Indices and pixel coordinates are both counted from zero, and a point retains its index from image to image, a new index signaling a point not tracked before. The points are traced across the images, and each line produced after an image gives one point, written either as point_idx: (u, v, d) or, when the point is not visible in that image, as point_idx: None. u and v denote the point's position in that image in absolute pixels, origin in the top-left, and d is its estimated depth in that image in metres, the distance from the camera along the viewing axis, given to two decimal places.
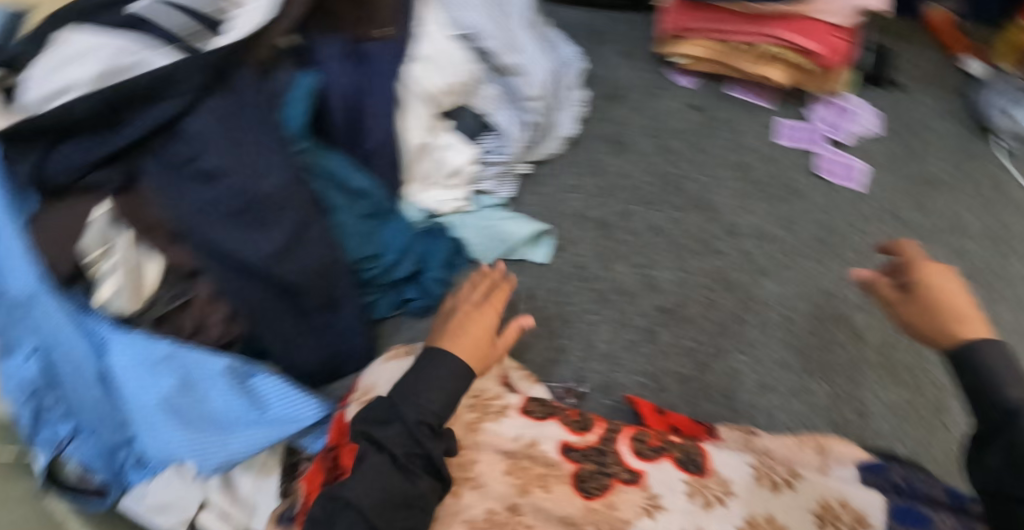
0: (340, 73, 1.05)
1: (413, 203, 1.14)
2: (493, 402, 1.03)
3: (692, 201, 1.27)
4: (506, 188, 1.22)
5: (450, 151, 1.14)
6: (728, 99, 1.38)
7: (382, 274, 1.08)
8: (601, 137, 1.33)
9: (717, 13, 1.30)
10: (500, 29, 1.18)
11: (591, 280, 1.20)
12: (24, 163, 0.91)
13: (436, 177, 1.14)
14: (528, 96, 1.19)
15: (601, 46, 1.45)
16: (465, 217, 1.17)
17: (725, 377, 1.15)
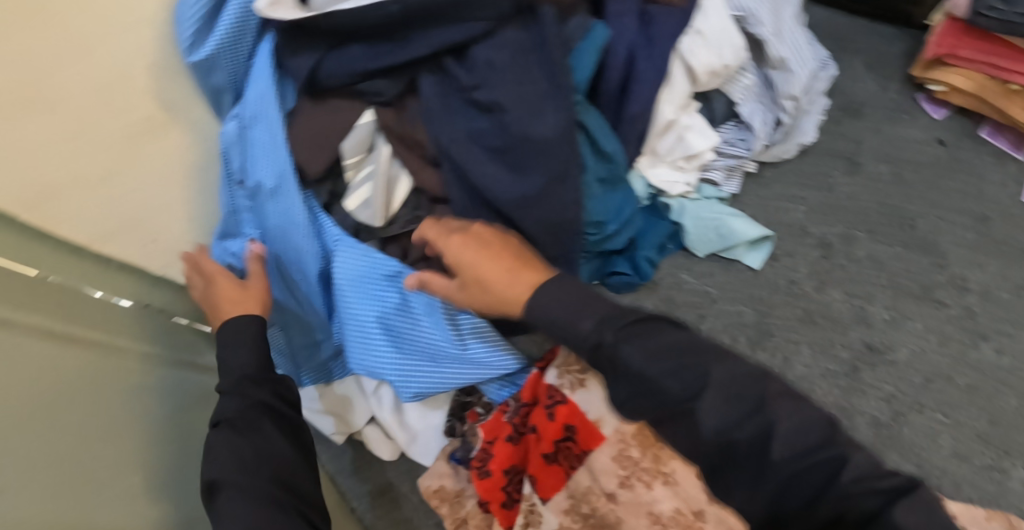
0: (625, 31, 1.00)
1: (640, 176, 1.10)
2: None
3: (921, 242, 1.19)
4: (732, 183, 1.18)
5: (696, 134, 1.07)
6: (978, 141, 1.26)
7: (601, 242, 1.06)
8: (835, 152, 1.26)
9: (996, 45, 1.18)
10: (776, 17, 1.10)
11: (800, 297, 1.15)
12: (304, 58, 0.88)
13: (672, 157, 1.09)
14: (785, 95, 1.13)
15: (849, 56, 1.36)
16: (686, 203, 1.14)
17: (922, 436, 1.07)
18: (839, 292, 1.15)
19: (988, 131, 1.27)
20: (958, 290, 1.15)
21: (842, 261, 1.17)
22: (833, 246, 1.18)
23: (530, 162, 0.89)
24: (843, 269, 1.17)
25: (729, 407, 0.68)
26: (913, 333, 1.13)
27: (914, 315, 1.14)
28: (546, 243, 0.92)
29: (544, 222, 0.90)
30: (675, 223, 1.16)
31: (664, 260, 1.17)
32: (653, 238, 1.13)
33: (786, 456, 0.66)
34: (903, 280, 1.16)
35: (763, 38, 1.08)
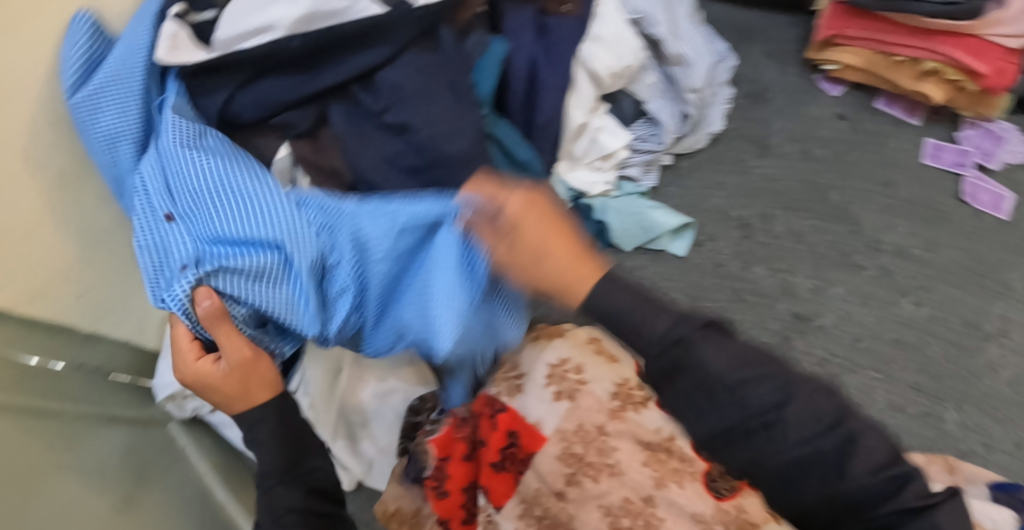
0: (526, 43, 1.05)
1: (562, 180, 1.14)
2: (636, 393, 1.01)
3: (836, 211, 1.25)
4: (650, 177, 1.23)
5: (608, 134, 1.13)
6: (877, 112, 1.34)
7: None
8: (745, 137, 1.32)
9: (883, 23, 1.26)
10: (669, 16, 1.16)
11: (730, 277, 1.20)
12: (213, 99, 0.89)
13: (589, 158, 1.14)
14: (687, 89, 1.18)
15: (748, 45, 1.43)
16: (608, 202, 1.17)
17: (858, 393, 1.14)
18: (766, 268, 1.21)
19: (883, 102, 1.34)
20: (874, 252, 1.23)
21: (764, 239, 1.23)
22: (753, 226, 1.24)
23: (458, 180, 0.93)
24: (766, 246, 1.22)
25: (816, 424, 0.66)
26: (836, 298, 1.20)
27: (834, 279, 1.21)
28: None
29: None
30: (598, 222, 1.18)
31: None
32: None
33: (863, 471, 0.65)
34: (821, 249, 1.23)
35: (658, 37, 1.14)
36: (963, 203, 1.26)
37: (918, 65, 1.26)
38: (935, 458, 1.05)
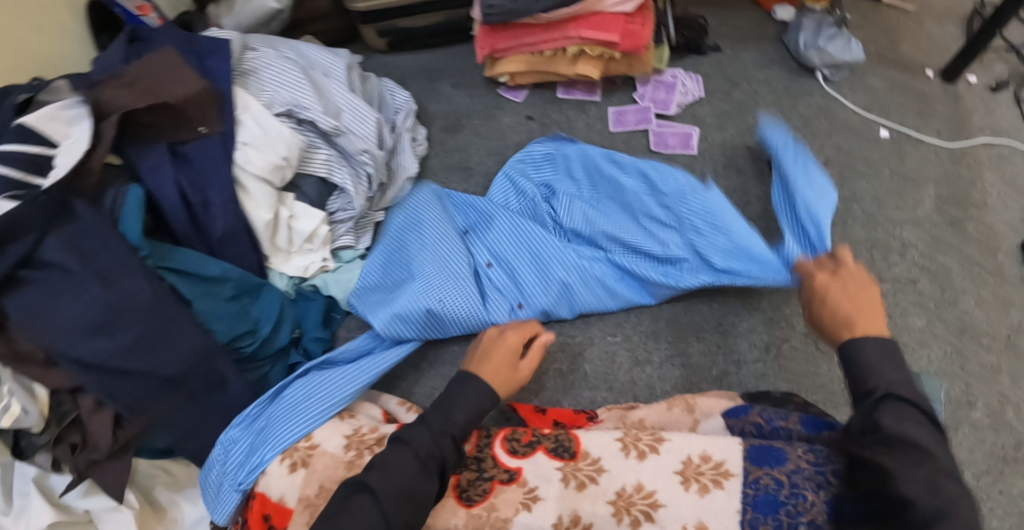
0: (166, 178, 1.11)
1: (280, 273, 1.23)
2: (369, 436, 1.06)
3: None
4: (366, 239, 1.30)
5: (302, 219, 1.21)
6: (563, 102, 1.43)
7: (263, 346, 1.18)
8: (445, 169, 1.39)
9: (522, 28, 1.31)
10: (320, 96, 1.26)
11: None
12: None
13: (296, 246, 1.23)
14: (357, 152, 1.26)
15: (435, 82, 1.49)
16: (326, 277, 1.25)
17: (601, 363, 1.19)
18: None
19: (564, 90, 1.44)
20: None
21: None
22: None
23: (121, 328, 1.04)
24: None
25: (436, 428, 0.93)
26: None
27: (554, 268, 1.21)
28: (194, 375, 1.10)
29: (178, 358, 1.08)
30: (329, 295, 1.27)
31: (338, 330, 1.26)
32: (313, 317, 1.24)
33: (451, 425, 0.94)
34: None
35: (312, 118, 1.23)
36: (655, 152, 1.35)
37: (567, 52, 1.33)
38: (674, 400, 1.10)
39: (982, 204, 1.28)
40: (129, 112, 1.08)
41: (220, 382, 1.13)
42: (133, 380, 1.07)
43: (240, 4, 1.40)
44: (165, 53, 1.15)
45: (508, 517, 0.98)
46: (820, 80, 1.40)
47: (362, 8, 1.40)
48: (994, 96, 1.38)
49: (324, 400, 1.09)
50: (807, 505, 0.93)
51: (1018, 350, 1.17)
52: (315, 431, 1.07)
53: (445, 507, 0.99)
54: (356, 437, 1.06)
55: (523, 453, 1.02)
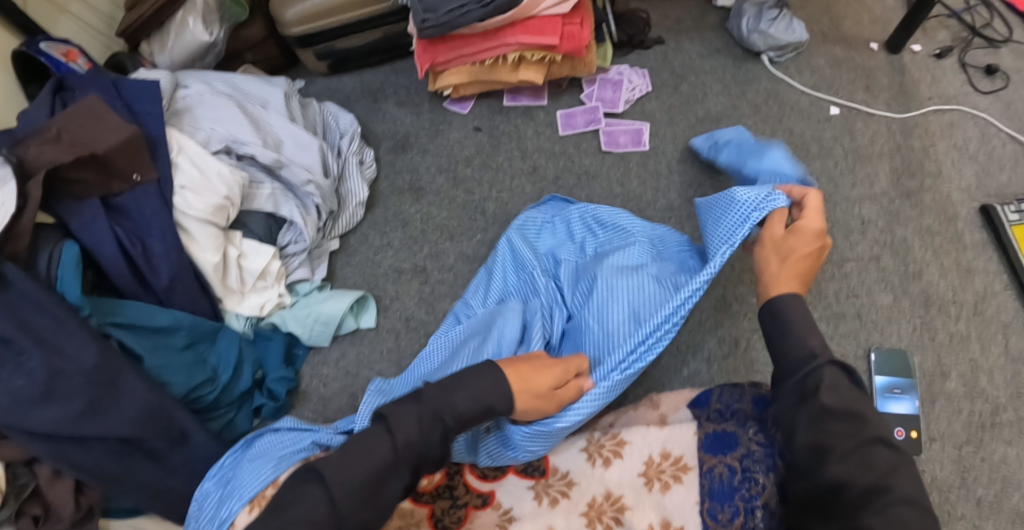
0: (103, 231, 1.07)
1: (235, 315, 1.21)
2: None
3: (496, 219, 1.32)
4: (319, 270, 1.29)
5: (252, 257, 1.19)
6: (510, 109, 1.41)
7: (223, 392, 1.16)
8: (397, 190, 1.37)
9: (459, 42, 1.28)
10: (258, 130, 1.24)
11: (421, 326, 1.26)
12: None
13: (249, 285, 1.20)
14: (303, 183, 1.24)
15: (378, 102, 1.46)
16: (285, 314, 1.23)
17: None
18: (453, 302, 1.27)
19: (510, 98, 1.41)
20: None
21: (441, 276, 1.29)
22: (428, 268, 1.30)
23: (67, 394, 0.99)
24: (446, 281, 1.28)
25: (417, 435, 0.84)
26: None
27: None
28: (150, 432, 1.06)
29: (132, 416, 1.04)
30: (290, 332, 1.24)
31: (302, 367, 1.26)
32: (274, 357, 1.22)
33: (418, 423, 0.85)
34: None
35: (251, 154, 1.21)
36: (607, 152, 1.34)
37: (508, 59, 1.31)
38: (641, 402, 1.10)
39: (937, 173, 1.27)
40: (55, 167, 1.03)
41: (183, 436, 1.10)
42: (87, 444, 1.03)
43: (171, 39, 1.33)
44: (89, 102, 1.10)
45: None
46: (767, 63, 1.39)
47: (296, 32, 1.35)
48: (939, 64, 1.37)
49: (289, 450, 1.06)
50: (761, 489, 0.92)
51: (986, 316, 1.17)
52: (281, 476, 1.02)
53: None
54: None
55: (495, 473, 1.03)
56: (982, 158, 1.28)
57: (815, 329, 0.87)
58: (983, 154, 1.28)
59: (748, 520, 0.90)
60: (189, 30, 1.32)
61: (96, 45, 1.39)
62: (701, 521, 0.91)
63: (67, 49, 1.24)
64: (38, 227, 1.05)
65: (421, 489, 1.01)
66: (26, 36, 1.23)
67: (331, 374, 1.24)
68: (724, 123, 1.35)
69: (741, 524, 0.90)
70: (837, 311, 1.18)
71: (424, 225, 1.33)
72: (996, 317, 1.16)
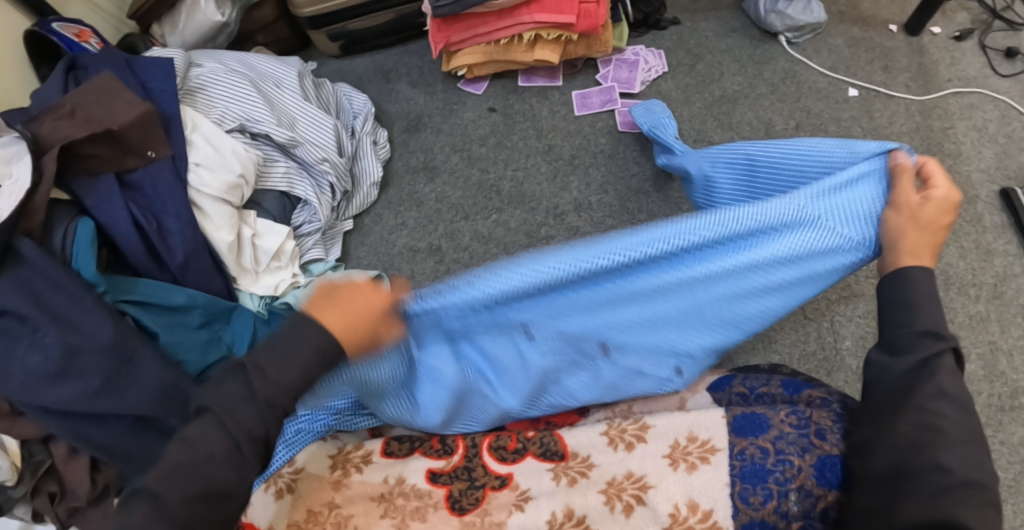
0: (118, 208, 1.06)
1: (249, 293, 1.20)
2: (355, 454, 1.05)
3: (510, 198, 1.31)
4: (333, 251, 1.28)
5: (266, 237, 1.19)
6: (524, 90, 1.40)
7: None
8: (410, 171, 1.36)
9: (473, 20, 1.27)
10: (272, 108, 1.23)
11: None
12: None
13: (263, 264, 1.20)
14: (317, 161, 1.24)
15: (391, 83, 1.45)
16: (299, 293, 1.22)
17: None
18: None
19: (525, 79, 1.40)
20: (558, 219, 1.28)
21: (455, 256, 1.28)
22: (442, 248, 1.29)
23: (82, 371, 0.99)
24: (460, 261, 1.28)
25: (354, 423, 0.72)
26: None
27: None
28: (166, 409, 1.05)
29: (148, 394, 1.03)
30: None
31: None
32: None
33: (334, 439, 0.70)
34: (511, 240, 1.28)
35: (266, 132, 1.20)
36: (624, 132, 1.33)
37: (523, 38, 1.30)
38: None
39: (957, 154, 1.26)
40: (70, 143, 1.02)
41: None
42: (102, 423, 1.03)
43: (183, 21, 1.33)
44: (103, 79, 1.09)
45: (502, 520, 0.97)
46: (784, 44, 1.38)
47: (309, 13, 1.34)
48: (959, 46, 1.36)
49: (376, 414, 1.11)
50: (795, 472, 0.90)
51: (1006, 298, 1.16)
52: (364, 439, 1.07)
53: (439, 516, 0.98)
54: (341, 457, 1.05)
55: (518, 455, 1.02)
56: (1002, 140, 1.27)
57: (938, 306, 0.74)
58: (1003, 136, 1.27)
59: (780, 503, 0.89)
60: (200, 9, 1.31)
61: (108, 27, 1.39)
62: (732, 504, 0.91)
63: (78, 29, 1.22)
64: (53, 204, 1.04)
65: (439, 470, 1.02)
66: (38, 17, 1.22)
67: None
68: (741, 103, 1.33)
69: (773, 508, 0.89)
70: (854, 292, 1.18)
71: (438, 205, 1.32)
72: (1015, 299, 1.15)
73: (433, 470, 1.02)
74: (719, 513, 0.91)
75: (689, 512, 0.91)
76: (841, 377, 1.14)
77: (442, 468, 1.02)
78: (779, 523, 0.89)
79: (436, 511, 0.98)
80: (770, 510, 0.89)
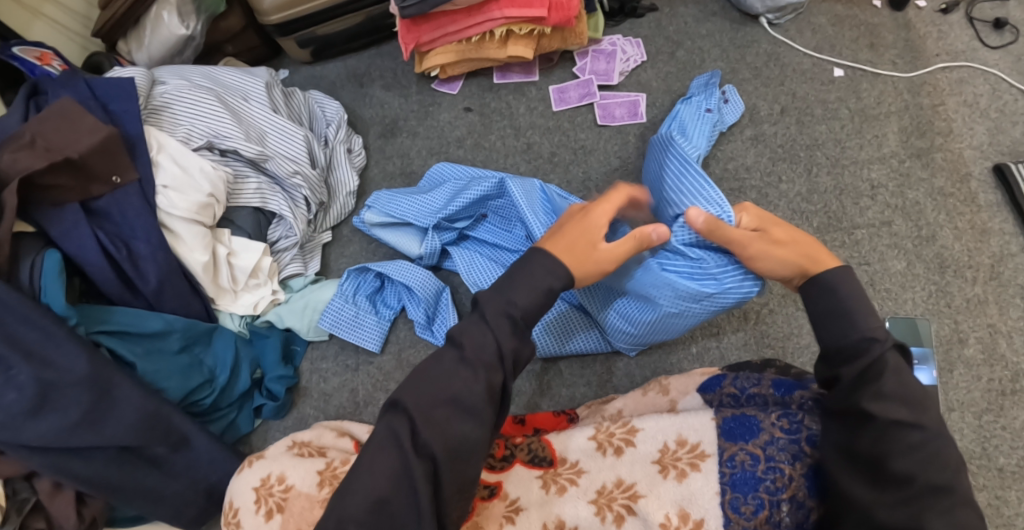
0: (86, 237, 1.03)
1: (229, 314, 1.18)
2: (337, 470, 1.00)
3: None
4: (312, 265, 1.26)
5: (242, 255, 1.16)
6: (501, 87, 1.36)
7: (222, 394, 1.13)
8: (388, 177, 1.32)
9: (441, 18, 1.23)
10: (239, 123, 1.20)
11: None
12: None
13: (241, 283, 1.17)
14: (289, 175, 1.21)
15: (365, 87, 1.41)
16: (280, 310, 1.20)
17: (576, 357, 1.17)
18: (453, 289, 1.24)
19: (500, 76, 1.36)
20: None
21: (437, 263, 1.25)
22: None
23: (61, 405, 0.97)
24: (444, 268, 1.25)
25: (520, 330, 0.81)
26: None
27: None
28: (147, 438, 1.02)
29: (128, 425, 1.01)
30: (286, 328, 1.22)
31: (300, 363, 1.23)
32: (271, 356, 1.19)
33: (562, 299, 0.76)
34: None
35: (235, 148, 1.18)
36: (603, 126, 1.29)
37: (495, 34, 1.26)
38: (649, 385, 1.07)
39: (948, 131, 1.22)
40: (30, 174, 0.99)
41: (186, 439, 1.07)
42: (84, 456, 1.01)
43: (148, 36, 1.29)
44: (62, 103, 1.06)
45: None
46: (765, 26, 1.33)
47: (275, 20, 1.30)
48: (946, 19, 1.31)
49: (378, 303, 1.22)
50: (786, 481, 0.88)
51: (1004, 279, 1.12)
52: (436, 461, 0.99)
53: None
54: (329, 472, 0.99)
55: (506, 462, 1.00)
56: (994, 114, 1.23)
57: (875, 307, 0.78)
58: (995, 111, 1.23)
59: (773, 512, 0.87)
60: (164, 24, 1.27)
61: (73, 47, 1.35)
62: (723, 513, 0.88)
63: (39, 53, 1.19)
64: (18, 237, 1.01)
65: None
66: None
67: (331, 368, 1.22)
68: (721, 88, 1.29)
69: (766, 517, 0.87)
70: None
71: None
72: (1013, 280, 1.12)
73: None
74: (710, 522, 0.88)
75: (680, 521, 0.88)
76: None
77: None
78: None
79: None
80: (762, 519, 0.87)
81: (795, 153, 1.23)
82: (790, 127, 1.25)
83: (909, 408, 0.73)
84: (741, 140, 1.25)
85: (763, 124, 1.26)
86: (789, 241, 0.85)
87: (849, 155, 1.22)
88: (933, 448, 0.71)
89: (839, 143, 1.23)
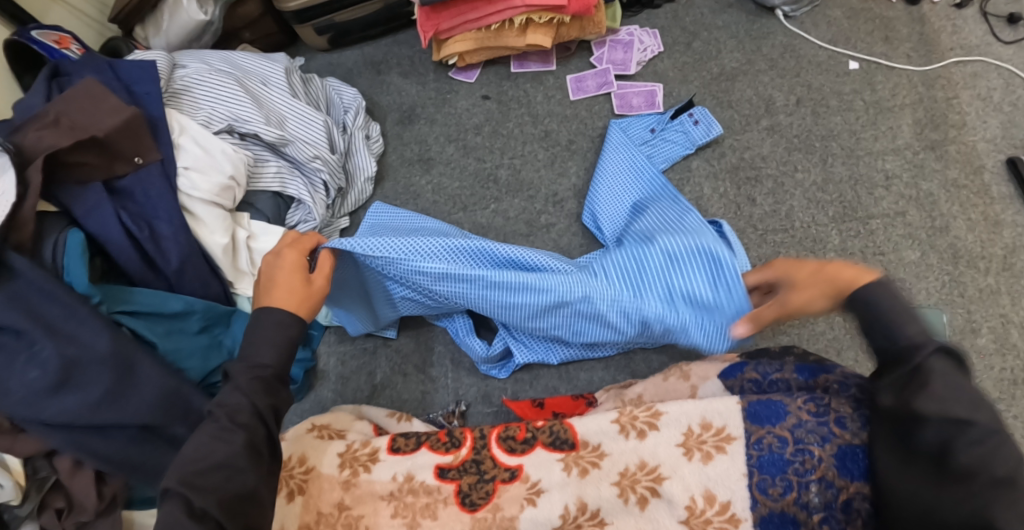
0: (108, 217, 1.04)
1: (247, 297, 1.18)
2: (361, 451, 1.03)
3: (509, 187, 1.28)
4: None
5: (261, 238, 1.17)
6: (518, 76, 1.37)
7: None
8: (405, 163, 1.33)
9: (461, 6, 1.24)
10: (259, 107, 1.21)
11: None
12: None
13: (260, 266, 1.18)
14: (309, 159, 1.22)
15: (382, 74, 1.42)
16: None
17: None
18: None
19: (517, 64, 1.37)
20: (557, 207, 1.26)
21: None
22: None
23: (83, 382, 0.97)
24: None
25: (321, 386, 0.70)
26: None
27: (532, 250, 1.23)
28: (168, 417, 1.03)
29: (150, 404, 1.01)
30: None
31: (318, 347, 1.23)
32: None
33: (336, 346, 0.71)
34: (510, 228, 1.25)
35: (256, 132, 1.19)
36: (620, 115, 1.30)
37: (514, 23, 1.27)
38: (670, 370, 1.09)
39: (962, 125, 1.24)
40: (55, 152, 0.99)
41: None
42: (106, 434, 1.01)
43: (166, 21, 1.29)
44: (86, 84, 1.07)
45: (513, 515, 0.96)
46: (781, 18, 1.34)
47: (294, 7, 1.30)
48: (959, 13, 1.32)
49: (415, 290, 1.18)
50: (815, 462, 0.90)
51: (1016, 270, 1.14)
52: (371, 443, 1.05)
53: (451, 512, 0.97)
54: (349, 455, 1.03)
55: (527, 445, 1.02)
56: (1007, 108, 1.24)
57: (913, 319, 0.78)
58: (1009, 104, 1.24)
59: (801, 494, 0.90)
60: (183, 9, 1.28)
61: (89, 32, 1.35)
62: (750, 495, 0.91)
63: (59, 36, 1.20)
64: (42, 215, 1.01)
65: (447, 465, 1.01)
66: (18, 27, 1.19)
67: (347, 351, 1.23)
68: (738, 78, 1.31)
69: (793, 499, 0.90)
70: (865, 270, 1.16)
71: (435, 197, 1.29)
72: None
73: (441, 466, 1.01)
74: (737, 505, 0.91)
75: (706, 504, 0.91)
76: (851, 355, 1.13)
77: (450, 463, 1.01)
78: (800, 514, 0.90)
79: (446, 507, 0.98)
80: (790, 501, 0.90)
81: (811, 144, 1.25)
82: (805, 118, 1.27)
83: (964, 406, 0.72)
84: (757, 131, 1.27)
85: (778, 115, 1.27)
86: (817, 274, 0.85)
87: (863, 146, 1.24)
88: (994, 442, 0.70)
89: (854, 134, 1.25)
